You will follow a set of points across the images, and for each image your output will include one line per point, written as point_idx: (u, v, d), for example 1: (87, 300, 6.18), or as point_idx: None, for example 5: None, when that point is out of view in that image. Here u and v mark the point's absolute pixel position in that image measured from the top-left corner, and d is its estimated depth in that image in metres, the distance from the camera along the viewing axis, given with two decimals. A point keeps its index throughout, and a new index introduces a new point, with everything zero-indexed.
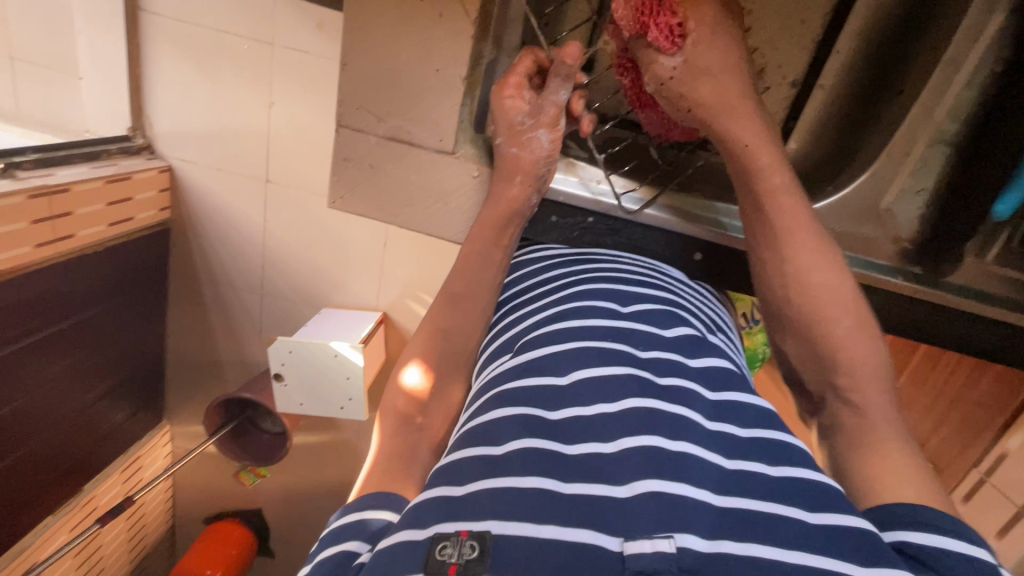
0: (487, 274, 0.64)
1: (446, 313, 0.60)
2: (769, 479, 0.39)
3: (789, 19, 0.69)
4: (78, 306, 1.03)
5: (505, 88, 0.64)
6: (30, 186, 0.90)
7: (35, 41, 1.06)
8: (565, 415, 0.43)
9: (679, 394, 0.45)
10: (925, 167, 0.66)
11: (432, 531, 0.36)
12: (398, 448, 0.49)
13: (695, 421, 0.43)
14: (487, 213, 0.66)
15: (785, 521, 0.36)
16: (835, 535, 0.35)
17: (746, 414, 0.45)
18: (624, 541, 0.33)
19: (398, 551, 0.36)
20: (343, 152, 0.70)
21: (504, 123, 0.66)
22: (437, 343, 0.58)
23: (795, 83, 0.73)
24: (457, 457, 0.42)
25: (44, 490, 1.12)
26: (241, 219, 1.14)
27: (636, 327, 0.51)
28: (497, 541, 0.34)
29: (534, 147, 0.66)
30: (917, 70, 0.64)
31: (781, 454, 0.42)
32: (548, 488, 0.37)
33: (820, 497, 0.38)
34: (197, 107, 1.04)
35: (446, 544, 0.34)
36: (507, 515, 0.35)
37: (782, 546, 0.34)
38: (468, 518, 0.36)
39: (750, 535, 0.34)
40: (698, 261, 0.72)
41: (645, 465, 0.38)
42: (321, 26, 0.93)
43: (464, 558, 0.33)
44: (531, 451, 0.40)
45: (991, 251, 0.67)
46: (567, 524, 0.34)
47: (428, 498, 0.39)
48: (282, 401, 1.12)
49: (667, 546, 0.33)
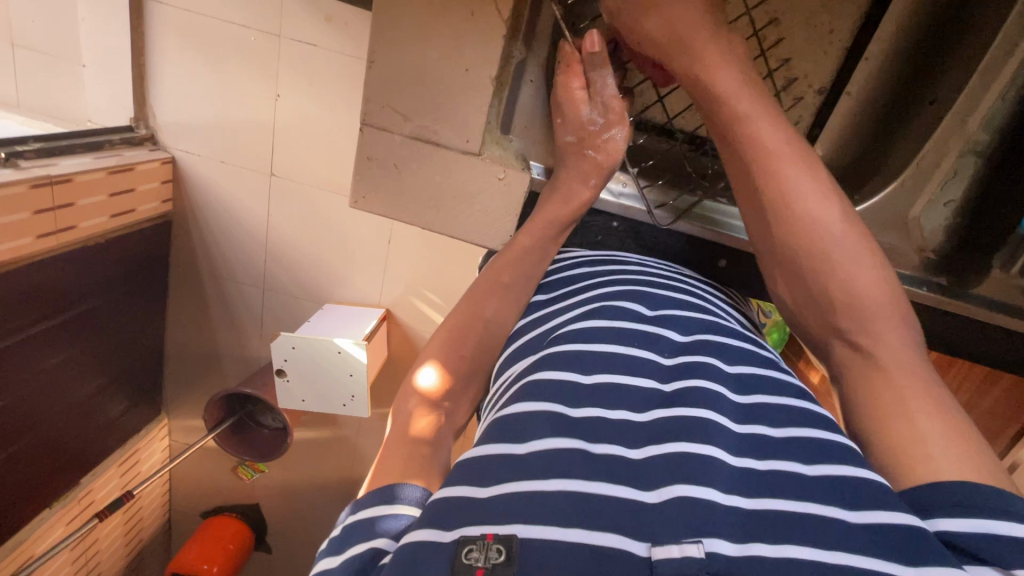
0: (540, 266, 0.64)
1: (493, 300, 0.59)
2: (801, 477, 0.38)
3: (819, 27, 0.68)
4: (79, 297, 1.02)
5: (572, 77, 0.64)
6: (32, 175, 0.88)
7: (37, 28, 1.04)
8: (587, 414, 0.42)
9: (705, 393, 0.44)
10: (956, 178, 0.65)
11: (458, 533, 0.35)
12: (439, 440, 0.49)
13: (721, 424, 0.42)
14: (552, 207, 0.66)
15: (824, 522, 0.35)
16: (874, 535, 0.34)
17: (780, 412, 0.44)
18: (651, 546, 0.33)
19: (421, 551, 0.35)
20: (367, 150, 0.69)
21: (575, 121, 0.65)
22: (477, 328, 0.58)
23: (821, 91, 0.71)
24: (481, 451, 0.41)
25: (42, 483, 1.10)
26: (246, 213, 1.13)
27: (660, 332, 0.51)
28: (523, 544, 0.33)
29: (614, 146, 0.66)
30: (949, 79, 0.64)
31: (817, 451, 0.40)
32: (574, 489, 0.36)
33: (871, 495, 0.36)
34: (200, 98, 1.02)
35: (472, 547, 0.33)
36: (531, 517, 0.35)
37: (819, 547, 0.33)
38: (494, 522, 0.35)
39: (782, 537, 0.34)
40: (721, 267, 0.73)
41: (673, 471, 0.37)
42: (330, 20, 0.92)
43: (491, 563, 0.33)
44: (557, 452, 0.39)
45: (1016, 263, 0.68)
46: (594, 527, 0.34)
47: (447, 497, 0.38)
48: (284, 398, 1.11)
49: (696, 551, 0.32)
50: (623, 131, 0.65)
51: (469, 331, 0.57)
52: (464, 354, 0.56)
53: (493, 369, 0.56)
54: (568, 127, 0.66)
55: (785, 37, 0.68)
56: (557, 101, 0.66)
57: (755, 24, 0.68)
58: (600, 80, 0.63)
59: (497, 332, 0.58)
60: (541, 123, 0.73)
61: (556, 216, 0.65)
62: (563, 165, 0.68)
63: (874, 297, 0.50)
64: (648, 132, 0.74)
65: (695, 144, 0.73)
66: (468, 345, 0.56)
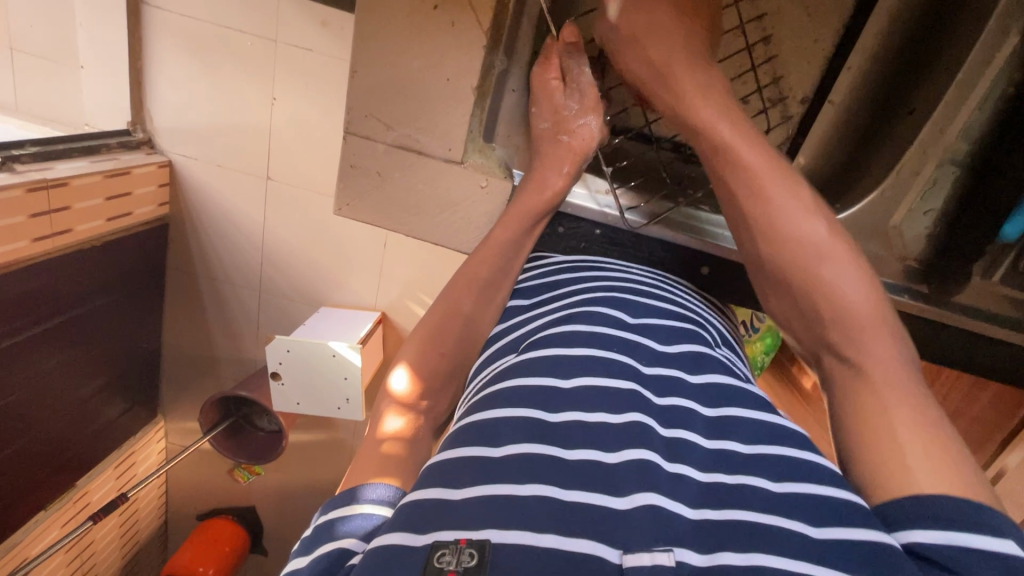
0: (510, 269, 0.63)
1: (469, 295, 0.59)
2: (770, 493, 0.38)
3: (803, 39, 0.69)
4: (75, 300, 1.02)
5: (547, 71, 0.65)
6: (28, 179, 0.89)
7: (36, 32, 1.05)
8: (564, 418, 0.42)
9: (676, 411, 0.45)
10: (935, 189, 0.66)
11: (432, 537, 0.35)
12: (415, 439, 0.50)
13: (695, 442, 0.43)
14: (525, 201, 0.64)
15: (793, 537, 0.35)
16: (839, 550, 0.34)
17: (750, 430, 0.45)
18: (622, 553, 0.33)
19: (391, 557, 0.34)
20: (350, 159, 0.69)
21: (550, 108, 0.66)
22: (455, 326, 0.57)
23: (804, 102, 0.73)
24: (454, 457, 0.41)
25: (38, 485, 1.11)
26: (242, 217, 1.13)
27: (639, 339, 0.51)
28: (497, 550, 0.33)
29: (586, 134, 0.66)
30: (928, 89, 0.64)
31: (790, 470, 0.40)
32: (547, 495, 0.36)
33: (833, 510, 0.37)
34: (196, 101, 1.02)
35: (444, 551, 0.33)
36: (506, 523, 0.35)
37: (792, 558, 0.33)
38: (468, 526, 0.35)
39: (755, 546, 0.34)
40: (704, 274, 0.73)
41: (646, 477, 0.38)
42: (326, 24, 0.92)
43: (463, 566, 0.32)
44: (529, 457, 0.39)
45: (998, 270, 0.67)
46: (568, 533, 0.34)
47: (423, 500, 0.38)
48: (279, 401, 1.11)
49: (666, 560, 0.33)
50: (597, 120, 0.66)
51: (446, 329, 0.57)
52: (444, 351, 0.56)
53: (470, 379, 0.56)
54: (542, 114, 0.67)
55: (774, 49, 0.70)
56: (532, 94, 0.67)
57: (746, 37, 0.70)
58: (574, 69, 0.65)
59: (476, 334, 0.58)
60: (520, 131, 0.74)
61: (528, 208, 0.64)
62: (539, 153, 0.67)
63: (860, 305, 0.51)
64: (626, 137, 0.75)
65: (678, 152, 0.75)
66: (448, 343, 0.56)
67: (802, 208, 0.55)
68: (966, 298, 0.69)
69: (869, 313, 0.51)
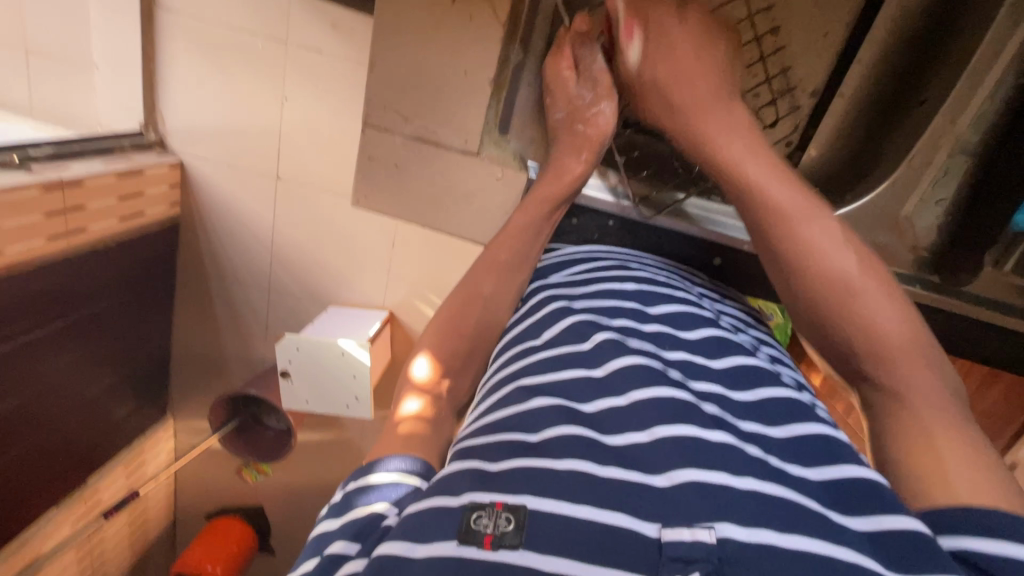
0: (535, 253, 0.64)
1: (492, 278, 0.60)
2: (811, 481, 0.39)
3: (813, 31, 0.68)
4: (88, 298, 1.04)
5: (560, 60, 0.66)
6: (43, 178, 0.91)
7: (51, 35, 1.07)
8: (600, 406, 0.43)
9: (708, 395, 0.45)
10: (947, 177, 0.66)
11: (466, 498, 0.36)
12: (437, 420, 0.50)
13: (727, 420, 0.42)
14: (546, 189, 0.65)
15: (833, 524, 0.35)
16: (877, 542, 0.35)
17: (779, 409, 0.45)
18: (661, 527, 0.33)
19: (432, 517, 0.35)
20: (369, 150, 0.70)
21: (564, 97, 0.67)
22: (473, 308, 0.58)
23: (813, 95, 0.72)
24: (490, 438, 0.42)
25: (49, 483, 1.12)
26: (252, 217, 1.15)
27: (657, 329, 0.52)
28: (531, 515, 0.34)
29: (602, 122, 0.66)
30: (940, 81, 0.66)
31: (820, 454, 0.41)
32: (585, 470, 0.37)
33: (871, 497, 0.37)
34: (207, 101, 1.04)
35: (481, 513, 0.34)
36: (543, 492, 0.35)
37: (828, 541, 0.33)
38: (504, 491, 0.36)
39: (794, 528, 0.33)
40: (717, 265, 0.74)
41: (681, 453, 0.38)
42: (336, 26, 0.93)
43: (500, 530, 0.34)
44: (566, 437, 0.39)
45: (1007, 261, 0.68)
46: (605, 506, 0.34)
47: (462, 470, 0.39)
48: (288, 399, 1.12)
49: (706, 536, 0.33)
50: (611, 107, 0.66)
51: (466, 312, 0.58)
52: (462, 332, 0.57)
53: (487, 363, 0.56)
54: (556, 103, 0.68)
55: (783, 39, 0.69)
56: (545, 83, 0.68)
57: (756, 28, 0.69)
58: (587, 55, 0.65)
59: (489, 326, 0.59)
60: (534, 124, 0.73)
61: (549, 196, 0.65)
62: (556, 144, 0.68)
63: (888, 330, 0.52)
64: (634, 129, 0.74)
65: None
66: (467, 325, 0.57)
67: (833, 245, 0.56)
68: (975, 287, 0.70)
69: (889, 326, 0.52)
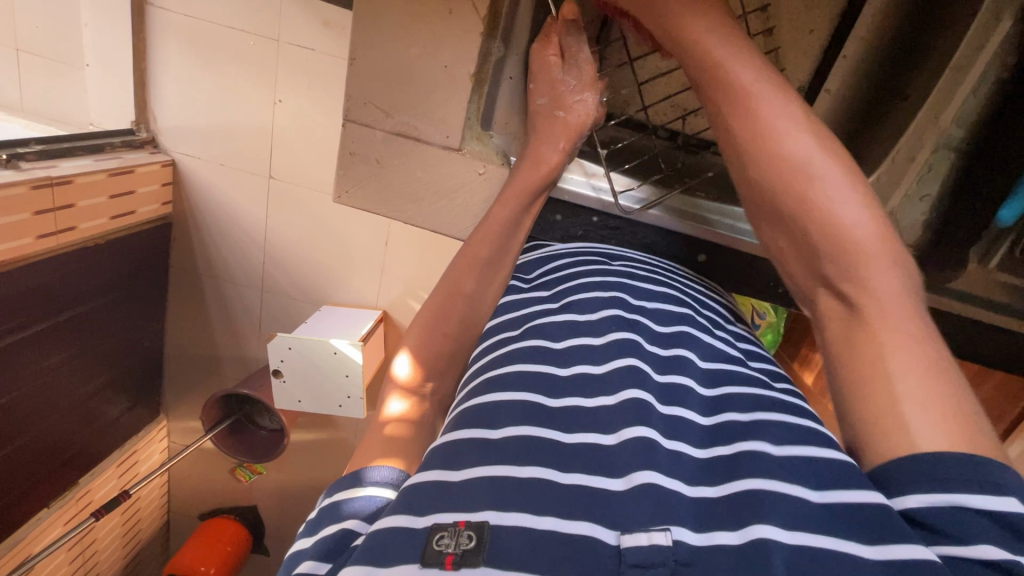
0: (514, 242, 0.64)
1: (473, 276, 0.60)
2: (773, 457, 0.37)
3: (799, 28, 0.71)
4: (78, 298, 1.03)
5: (547, 47, 0.66)
6: (33, 177, 0.90)
7: (42, 34, 1.06)
8: (567, 403, 0.43)
9: (674, 388, 0.45)
10: (931, 173, 0.67)
11: (431, 520, 0.35)
12: (419, 422, 0.49)
13: (691, 420, 0.43)
14: (527, 176, 0.65)
15: (791, 503, 0.34)
16: (834, 517, 0.34)
17: (745, 400, 0.44)
18: (621, 534, 0.33)
19: (392, 538, 0.34)
20: (350, 147, 0.70)
21: (547, 82, 0.66)
22: (458, 304, 0.58)
23: (800, 89, 0.74)
24: (456, 436, 0.41)
25: (41, 482, 1.11)
26: (244, 216, 1.14)
27: (640, 319, 0.52)
28: (495, 530, 0.33)
29: (581, 109, 0.67)
30: (923, 76, 0.65)
31: (787, 432, 0.40)
32: (548, 477, 0.36)
33: (834, 475, 0.36)
34: (198, 101, 1.03)
35: (443, 534, 0.33)
36: (504, 504, 0.35)
37: (788, 527, 0.32)
38: (467, 507, 0.35)
39: (756, 516, 0.33)
40: (701, 262, 0.74)
41: (641, 457, 0.37)
42: (327, 24, 0.93)
43: (461, 549, 0.32)
44: (526, 438, 0.39)
45: (993, 258, 0.68)
46: (566, 516, 0.34)
47: (420, 483, 0.38)
48: (281, 398, 1.12)
49: (662, 539, 0.32)
50: (593, 95, 0.67)
51: (450, 309, 0.57)
52: (447, 331, 0.56)
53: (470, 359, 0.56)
54: (540, 91, 0.67)
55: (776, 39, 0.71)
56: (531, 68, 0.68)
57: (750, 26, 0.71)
58: (573, 45, 0.65)
59: (476, 321, 0.58)
60: (518, 117, 0.74)
61: (526, 186, 0.65)
62: (535, 130, 0.68)
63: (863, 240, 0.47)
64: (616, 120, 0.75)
65: (673, 139, 0.75)
66: (450, 323, 0.56)
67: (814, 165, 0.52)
68: (961, 285, 0.70)
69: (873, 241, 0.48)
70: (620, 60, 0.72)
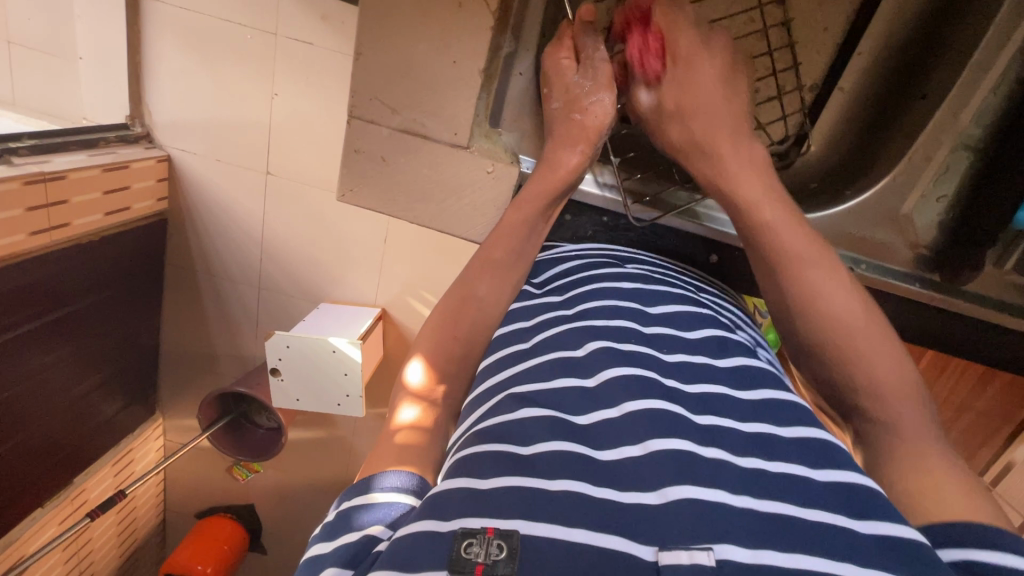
0: (533, 244, 0.62)
1: (487, 278, 0.58)
2: (816, 483, 0.37)
3: (811, 27, 0.69)
4: (72, 295, 1.01)
5: (560, 50, 0.65)
6: (26, 172, 0.88)
7: (34, 25, 1.04)
8: (594, 419, 0.42)
9: (711, 399, 0.44)
10: (948, 174, 0.66)
11: (457, 524, 0.34)
12: (434, 428, 0.48)
13: (730, 426, 0.42)
14: (545, 180, 0.64)
15: (833, 529, 0.34)
16: (883, 546, 0.33)
17: (778, 412, 0.44)
18: (658, 550, 0.32)
19: (421, 544, 0.33)
20: (354, 143, 0.68)
21: (564, 88, 0.64)
22: (471, 307, 0.56)
23: (813, 88, 0.72)
24: (477, 450, 0.40)
25: (34, 482, 1.09)
26: (241, 212, 1.12)
27: (659, 330, 0.51)
28: (524, 540, 0.33)
29: (598, 111, 0.64)
30: (940, 76, 0.65)
31: (821, 456, 0.40)
32: (580, 491, 0.35)
33: (865, 501, 0.36)
34: (196, 97, 1.02)
35: (472, 541, 0.32)
36: (536, 514, 0.34)
37: (831, 559, 0.32)
38: (496, 515, 0.34)
39: (796, 547, 0.33)
40: (713, 262, 0.73)
41: (672, 469, 0.36)
42: (326, 17, 0.91)
43: (491, 558, 0.32)
44: (560, 454, 0.38)
45: (1008, 260, 0.68)
46: (599, 529, 0.33)
47: (450, 489, 0.37)
48: (279, 396, 1.10)
49: (705, 559, 0.31)
50: (609, 96, 0.64)
51: (461, 316, 0.55)
52: (457, 334, 0.54)
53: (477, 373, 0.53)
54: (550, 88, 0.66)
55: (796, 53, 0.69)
56: (544, 72, 0.67)
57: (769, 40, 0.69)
58: (589, 45, 0.63)
59: (486, 314, 0.56)
60: (532, 118, 0.72)
61: (542, 191, 0.63)
62: (552, 134, 0.67)
63: (873, 346, 0.51)
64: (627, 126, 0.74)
65: None
66: (461, 326, 0.55)
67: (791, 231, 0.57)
68: (973, 286, 0.70)
69: (844, 292, 0.54)
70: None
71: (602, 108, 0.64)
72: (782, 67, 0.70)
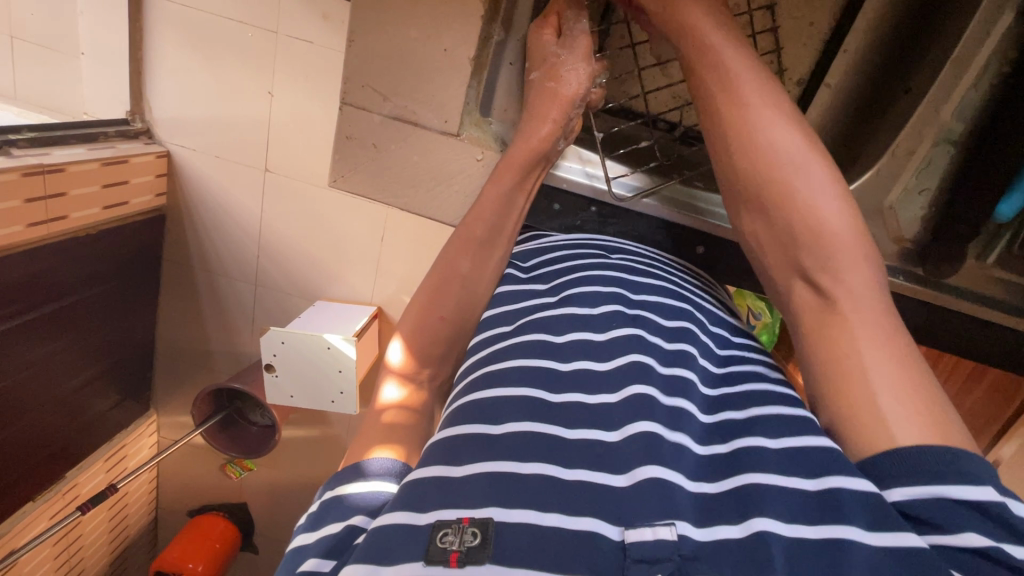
0: (510, 220, 0.63)
1: (467, 257, 0.59)
2: (768, 451, 0.38)
3: (799, 20, 0.71)
4: (69, 288, 1.01)
5: (545, 24, 0.64)
6: (25, 164, 0.89)
7: (37, 21, 1.06)
8: (566, 399, 0.42)
9: (675, 381, 0.44)
10: (930, 167, 0.67)
11: (433, 517, 0.34)
12: (421, 409, 0.49)
13: (692, 413, 0.42)
14: (516, 152, 0.64)
15: (782, 492, 0.35)
16: (831, 500, 0.34)
17: (744, 398, 0.45)
18: (625, 530, 0.33)
19: (394, 535, 0.34)
20: (347, 130, 0.69)
21: (538, 56, 0.65)
22: (455, 288, 0.57)
23: (800, 83, 0.74)
24: (456, 433, 0.40)
25: (27, 476, 1.09)
26: (237, 205, 1.13)
27: (642, 313, 0.51)
28: (500, 527, 0.33)
29: (573, 80, 0.65)
30: (923, 72, 0.66)
31: (782, 426, 0.40)
32: (552, 474, 0.36)
33: (822, 460, 0.37)
34: (195, 93, 1.02)
35: (446, 531, 0.33)
36: (510, 501, 0.34)
37: (788, 521, 0.33)
38: (470, 505, 0.34)
39: (754, 511, 0.34)
40: (700, 253, 0.74)
41: (645, 452, 0.37)
42: (327, 17, 0.92)
43: (466, 545, 0.32)
44: (528, 435, 0.38)
45: (992, 254, 0.68)
46: (571, 512, 0.33)
47: (422, 479, 0.37)
48: (272, 393, 1.11)
49: (668, 534, 0.32)
50: (584, 68, 0.65)
51: (447, 291, 0.56)
52: (444, 315, 0.55)
53: (469, 346, 0.55)
54: (532, 65, 0.67)
55: (780, 40, 0.72)
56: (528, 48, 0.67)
57: (754, 27, 0.72)
58: (572, 19, 0.65)
59: (474, 298, 0.57)
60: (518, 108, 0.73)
61: (523, 159, 0.64)
62: (529, 104, 0.67)
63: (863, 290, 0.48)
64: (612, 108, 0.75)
65: (673, 131, 0.76)
66: (446, 306, 0.55)
67: (818, 174, 0.53)
68: (958, 281, 0.71)
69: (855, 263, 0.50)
70: (623, 44, 0.72)
71: (577, 82, 0.65)
72: (764, 53, 0.73)
